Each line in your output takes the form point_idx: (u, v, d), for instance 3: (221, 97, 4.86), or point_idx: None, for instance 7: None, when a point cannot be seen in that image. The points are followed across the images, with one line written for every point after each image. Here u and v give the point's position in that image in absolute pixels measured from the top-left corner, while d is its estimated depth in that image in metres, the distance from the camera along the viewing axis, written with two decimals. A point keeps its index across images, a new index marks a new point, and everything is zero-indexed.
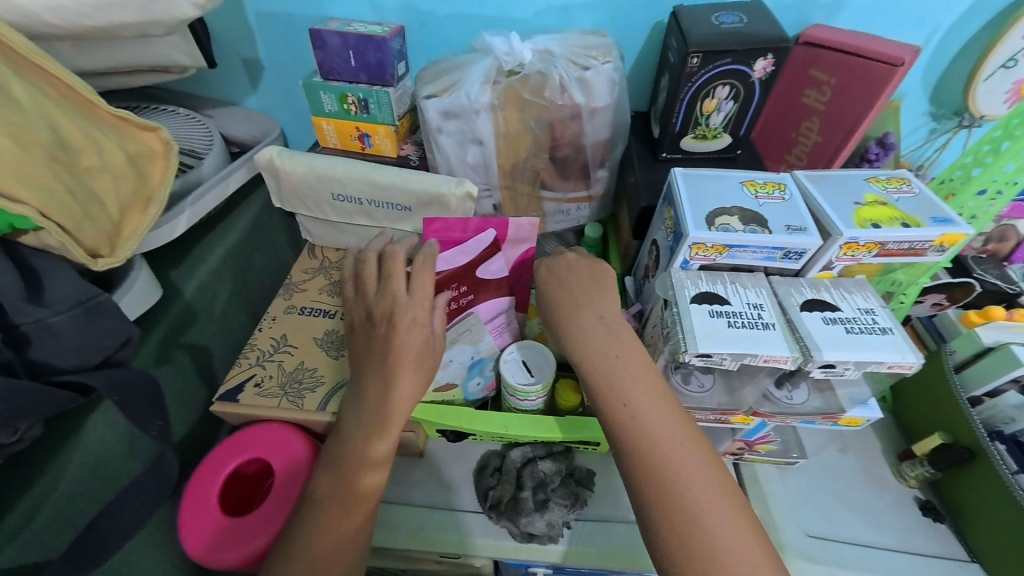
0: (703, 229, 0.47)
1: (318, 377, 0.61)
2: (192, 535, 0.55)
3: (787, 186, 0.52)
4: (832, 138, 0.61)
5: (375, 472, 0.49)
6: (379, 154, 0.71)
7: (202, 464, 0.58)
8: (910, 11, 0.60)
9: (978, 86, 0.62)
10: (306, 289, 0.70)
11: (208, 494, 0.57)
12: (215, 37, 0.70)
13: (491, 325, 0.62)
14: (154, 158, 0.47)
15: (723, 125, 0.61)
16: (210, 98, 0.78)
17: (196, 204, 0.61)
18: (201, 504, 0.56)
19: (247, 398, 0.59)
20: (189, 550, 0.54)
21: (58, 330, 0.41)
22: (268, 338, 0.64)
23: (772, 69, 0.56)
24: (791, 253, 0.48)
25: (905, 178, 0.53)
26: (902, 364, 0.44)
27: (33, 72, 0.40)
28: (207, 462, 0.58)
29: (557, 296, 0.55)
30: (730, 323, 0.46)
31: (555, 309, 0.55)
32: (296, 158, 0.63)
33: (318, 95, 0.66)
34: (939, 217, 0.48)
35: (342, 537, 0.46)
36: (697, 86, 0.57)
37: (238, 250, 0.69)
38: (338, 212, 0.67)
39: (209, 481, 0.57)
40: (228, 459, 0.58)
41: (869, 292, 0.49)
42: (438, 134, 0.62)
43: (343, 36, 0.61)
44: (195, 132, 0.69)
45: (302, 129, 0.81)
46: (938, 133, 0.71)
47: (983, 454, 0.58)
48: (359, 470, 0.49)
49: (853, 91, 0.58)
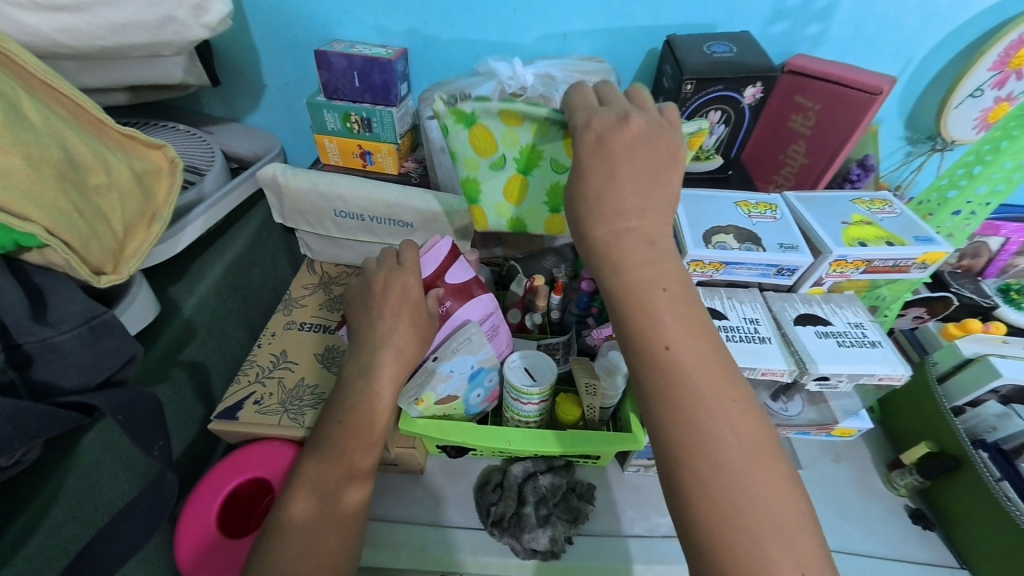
0: (702, 247, 0.49)
1: (320, 394, 0.60)
2: (185, 540, 0.53)
3: (778, 206, 0.54)
4: (817, 162, 0.66)
5: (358, 487, 0.49)
6: (381, 171, 0.73)
7: (199, 486, 0.56)
8: (885, 44, 0.64)
9: (950, 112, 0.66)
10: (305, 305, 0.70)
11: (210, 507, 0.55)
12: (218, 57, 0.72)
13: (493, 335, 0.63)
14: (159, 175, 0.48)
15: (715, 146, 0.64)
16: (210, 115, 0.78)
17: (197, 220, 0.61)
18: (201, 514, 0.54)
19: (246, 415, 0.57)
20: (179, 554, 0.53)
21: (62, 349, 0.40)
22: (268, 354, 0.64)
23: (761, 95, 0.59)
24: (784, 271, 0.50)
25: (888, 200, 0.56)
26: (893, 376, 0.46)
27: (42, 90, 0.41)
28: (202, 484, 0.56)
29: (625, 244, 0.43)
30: (728, 337, 0.47)
31: (621, 270, 0.43)
32: (299, 174, 0.64)
33: (321, 114, 0.68)
34: (922, 236, 0.50)
35: (337, 559, 0.45)
36: (691, 110, 0.59)
37: (237, 266, 0.69)
38: (340, 228, 0.67)
39: (207, 503, 0.55)
40: (226, 480, 0.56)
41: (858, 306, 0.51)
42: (442, 153, 0.64)
43: (349, 57, 0.63)
44: (196, 148, 0.69)
45: (301, 146, 0.82)
46: (914, 156, 0.75)
47: (969, 462, 0.60)
48: (343, 486, 0.48)
49: (836, 117, 0.62)
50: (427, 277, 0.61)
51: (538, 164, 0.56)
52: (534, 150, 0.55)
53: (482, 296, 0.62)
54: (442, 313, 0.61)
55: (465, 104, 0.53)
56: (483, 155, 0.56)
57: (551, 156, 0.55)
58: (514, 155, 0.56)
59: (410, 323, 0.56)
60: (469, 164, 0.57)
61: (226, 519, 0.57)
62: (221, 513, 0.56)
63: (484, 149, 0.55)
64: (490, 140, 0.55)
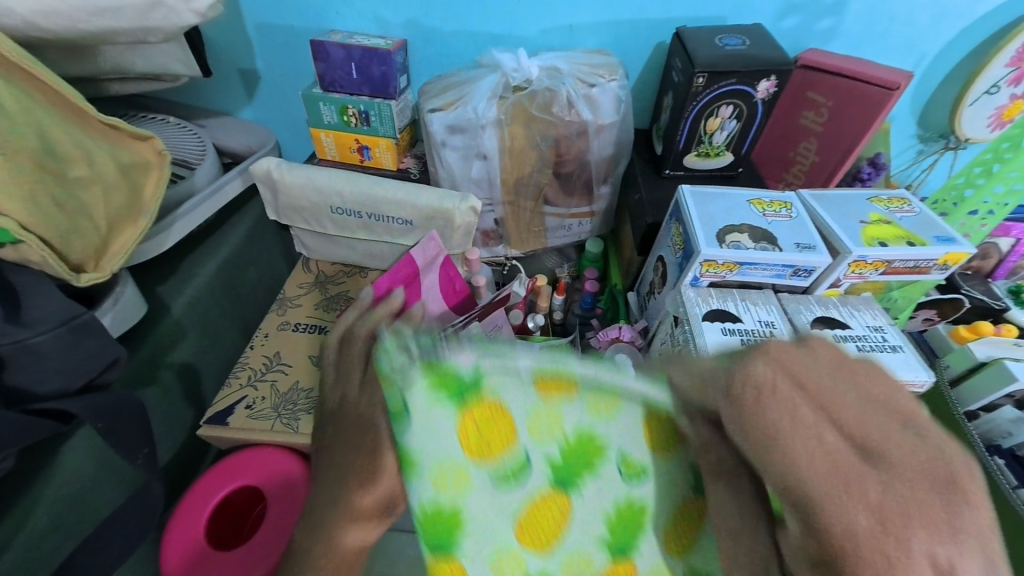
0: (715, 246, 0.47)
1: (314, 399, 0.57)
2: (176, 532, 0.51)
3: (793, 205, 0.52)
4: (829, 158, 0.63)
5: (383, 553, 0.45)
6: (379, 167, 0.70)
7: (186, 494, 0.53)
8: (899, 39, 0.62)
9: (964, 110, 0.64)
10: (300, 304, 0.68)
11: (208, 502, 0.53)
12: (210, 47, 0.69)
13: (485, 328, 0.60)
14: (148, 169, 0.46)
15: (725, 143, 0.62)
16: (203, 108, 0.76)
17: (187, 217, 0.59)
18: (198, 507, 0.52)
19: (237, 421, 0.55)
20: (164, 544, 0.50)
21: (40, 351, 0.38)
22: (260, 356, 0.61)
23: (775, 90, 0.57)
24: (800, 272, 0.48)
25: (905, 198, 0.54)
26: (915, 383, 0.44)
27: (13, 73, 0.38)
28: (189, 494, 0.53)
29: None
30: (743, 341, 0.45)
31: None
32: (294, 169, 0.62)
33: (317, 107, 0.65)
34: (942, 236, 0.48)
35: None
36: (701, 105, 0.57)
37: (230, 264, 0.66)
38: (337, 225, 0.65)
39: (200, 506, 0.52)
40: (216, 488, 0.53)
41: (876, 309, 0.49)
42: (443, 148, 0.62)
43: (347, 48, 0.61)
44: (187, 141, 0.66)
45: (296, 140, 0.80)
46: (925, 154, 0.73)
47: (984, 469, 0.58)
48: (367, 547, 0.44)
49: (850, 113, 0.60)
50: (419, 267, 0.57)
51: (594, 463, 0.30)
52: (587, 439, 0.29)
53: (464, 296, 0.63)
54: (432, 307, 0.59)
55: (461, 359, 0.27)
56: (477, 462, 0.30)
57: (618, 448, 0.30)
58: (543, 448, 0.29)
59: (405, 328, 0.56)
60: (449, 477, 0.30)
61: (216, 523, 0.55)
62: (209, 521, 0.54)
63: (488, 443, 0.29)
64: (507, 428, 0.29)
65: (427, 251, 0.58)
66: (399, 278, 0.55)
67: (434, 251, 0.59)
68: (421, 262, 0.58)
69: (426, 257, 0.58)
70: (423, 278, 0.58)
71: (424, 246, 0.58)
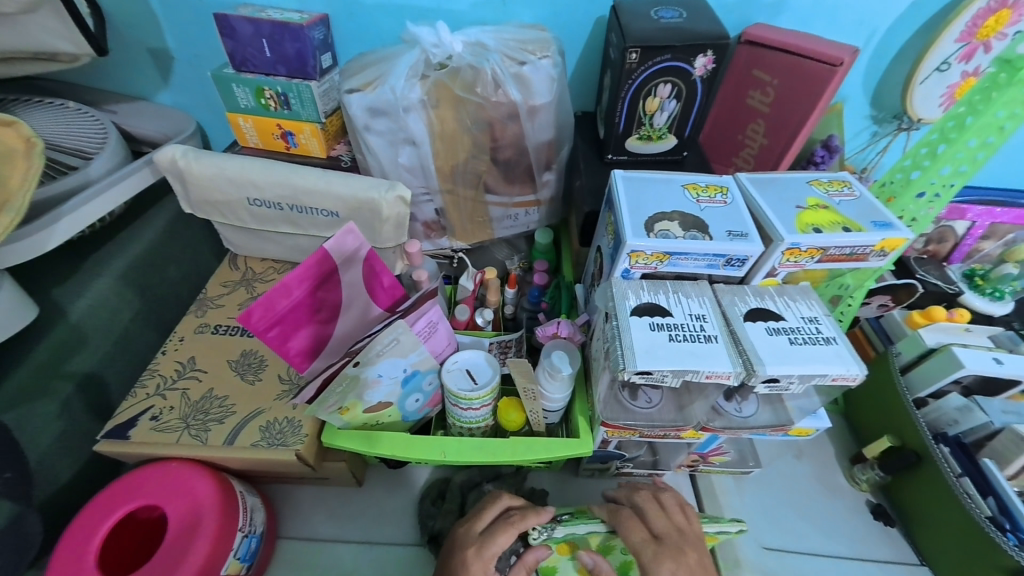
0: (642, 236, 0.44)
1: (228, 408, 0.54)
2: (75, 534, 0.45)
3: (729, 189, 0.49)
4: (777, 141, 0.60)
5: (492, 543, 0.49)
6: (307, 155, 0.65)
7: (68, 527, 0.46)
8: (848, 15, 0.59)
9: (915, 89, 0.62)
10: (223, 305, 0.63)
11: (113, 510, 0.47)
12: (111, 23, 0.63)
13: (419, 326, 0.54)
14: (13, 158, 0.41)
15: (667, 125, 0.58)
16: (115, 93, 0.70)
17: (79, 211, 0.53)
18: (103, 513, 0.47)
19: (139, 434, 0.51)
20: (60, 544, 0.45)
21: None
22: (173, 362, 0.57)
23: (713, 66, 0.53)
24: (732, 261, 0.45)
25: (847, 181, 0.51)
26: (847, 377, 0.42)
27: None
28: (73, 526, 0.46)
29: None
30: (671, 336, 0.43)
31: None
32: (201, 158, 0.56)
33: (231, 89, 0.60)
34: (880, 222, 0.46)
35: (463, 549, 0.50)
36: (638, 84, 0.54)
37: (142, 262, 0.61)
38: (256, 219, 0.60)
39: (103, 512, 0.47)
40: (106, 514, 0.46)
41: (813, 299, 0.47)
42: (367, 133, 0.57)
43: (254, 22, 0.55)
44: (87, 126, 0.60)
45: (223, 127, 0.74)
46: (880, 136, 0.71)
47: (930, 458, 0.57)
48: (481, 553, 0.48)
49: (794, 91, 0.57)
50: (338, 263, 0.52)
51: None
52: None
53: (395, 290, 0.58)
54: (353, 304, 0.54)
55: None
56: None
57: None
58: None
59: (314, 334, 0.52)
60: None
61: (116, 538, 0.48)
62: (99, 551, 0.47)
63: None
64: None
65: (347, 246, 0.52)
66: (311, 278, 0.50)
67: (355, 245, 0.53)
68: (338, 259, 0.52)
69: (344, 252, 0.52)
70: (345, 274, 0.53)
71: (344, 238, 0.52)
